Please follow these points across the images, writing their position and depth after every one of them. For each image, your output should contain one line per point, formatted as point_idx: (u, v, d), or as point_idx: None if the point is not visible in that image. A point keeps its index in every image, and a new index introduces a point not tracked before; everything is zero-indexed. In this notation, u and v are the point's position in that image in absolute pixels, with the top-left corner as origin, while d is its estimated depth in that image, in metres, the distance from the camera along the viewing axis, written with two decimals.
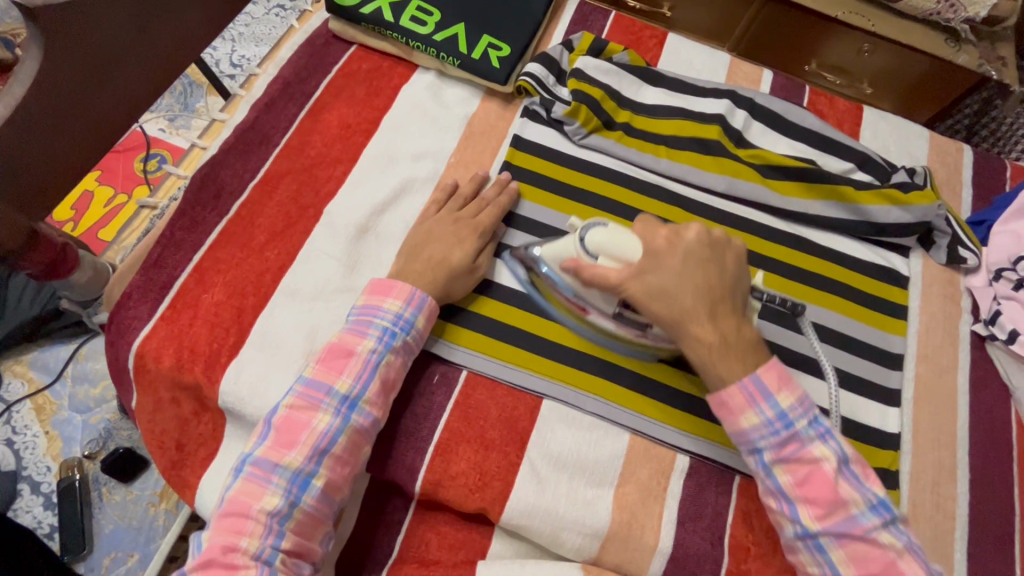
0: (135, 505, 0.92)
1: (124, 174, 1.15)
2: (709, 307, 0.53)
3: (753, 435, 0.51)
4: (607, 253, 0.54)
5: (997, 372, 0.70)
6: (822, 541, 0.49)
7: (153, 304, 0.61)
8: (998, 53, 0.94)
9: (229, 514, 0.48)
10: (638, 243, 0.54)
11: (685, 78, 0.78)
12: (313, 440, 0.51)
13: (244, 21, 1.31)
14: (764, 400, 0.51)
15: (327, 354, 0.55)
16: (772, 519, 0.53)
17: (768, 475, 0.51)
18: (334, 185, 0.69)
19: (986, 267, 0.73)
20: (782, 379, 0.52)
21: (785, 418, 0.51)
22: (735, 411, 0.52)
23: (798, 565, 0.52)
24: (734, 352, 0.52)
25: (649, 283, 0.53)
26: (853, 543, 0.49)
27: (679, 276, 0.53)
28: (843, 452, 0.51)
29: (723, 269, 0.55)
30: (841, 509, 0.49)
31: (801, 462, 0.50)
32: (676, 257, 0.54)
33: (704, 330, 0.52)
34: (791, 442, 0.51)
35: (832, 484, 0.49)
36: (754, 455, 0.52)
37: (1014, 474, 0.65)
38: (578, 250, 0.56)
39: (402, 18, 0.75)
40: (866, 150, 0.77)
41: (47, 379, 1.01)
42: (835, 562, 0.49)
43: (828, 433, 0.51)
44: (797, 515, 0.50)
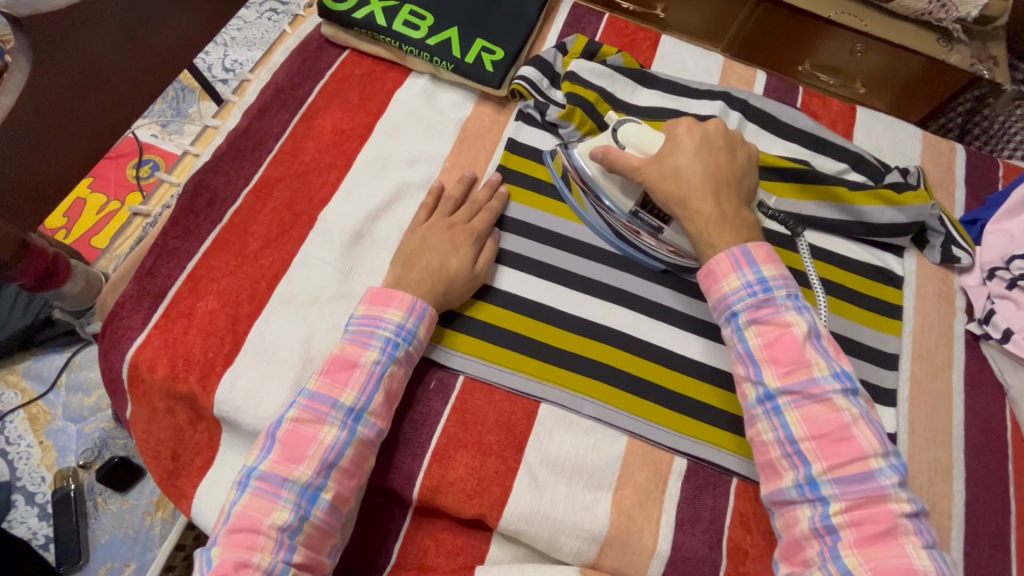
0: (131, 514, 0.92)
1: (117, 181, 1.15)
2: (713, 186, 0.60)
3: (731, 297, 0.56)
4: (634, 144, 0.63)
5: (992, 372, 0.70)
6: (781, 402, 0.52)
7: (146, 314, 0.61)
8: (989, 52, 0.96)
9: (239, 529, 0.48)
10: (663, 135, 0.63)
11: (678, 80, 0.78)
12: (321, 453, 0.51)
13: (236, 25, 1.30)
14: (747, 266, 0.56)
15: (330, 366, 0.54)
16: (738, 389, 0.56)
17: (741, 338, 0.55)
18: (329, 191, 0.69)
19: (979, 266, 0.73)
20: (770, 256, 0.57)
21: (763, 284, 0.55)
22: (719, 275, 0.57)
23: (753, 435, 0.54)
24: (729, 226, 0.59)
25: (664, 163, 0.61)
26: (809, 404, 0.51)
27: (692, 156, 0.60)
28: (816, 327, 0.54)
29: (733, 160, 0.62)
30: (803, 370, 0.52)
31: (773, 326, 0.54)
32: (693, 141, 0.61)
33: (703, 204, 0.59)
34: (767, 306, 0.55)
35: (799, 345, 0.52)
36: (731, 321, 0.57)
37: (1009, 471, 0.65)
38: (610, 141, 0.65)
39: (395, 23, 0.75)
40: (859, 151, 0.77)
41: (41, 388, 1.00)
42: (789, 423, 0.51)
43: (804, 306, 0.55)
44: (761, 376, 0.53)
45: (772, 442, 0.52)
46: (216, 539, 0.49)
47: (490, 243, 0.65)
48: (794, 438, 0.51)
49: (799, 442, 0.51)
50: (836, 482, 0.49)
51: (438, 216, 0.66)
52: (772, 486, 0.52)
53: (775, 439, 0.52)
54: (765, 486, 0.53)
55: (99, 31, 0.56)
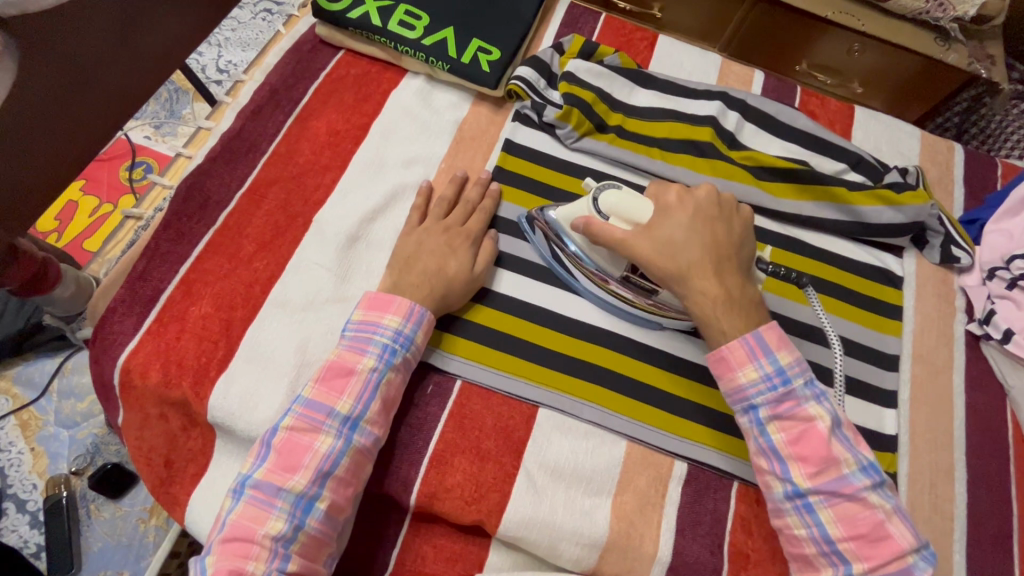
0: (124, 521, 0.91)
1: (109, 183, 1.13)
2: (714, 263, 0.55)
3: (751, 390, 0.53)
4: (619, 215, 0.57)
5: (993, 372, 0.69)
6: (813, 501, 0.50)
7: (138, 319, 0.60)
8: (986, 52, 0.96)
9: (232, 538, 0.47)
10: (651, 204, 0.58)
11: (675, 80, 0.78)
12: (317, 462, 0.50)
13: (230, 25, 1.29)
14: (764, 356, 0.53)
15: (326, 373, 0.54)
16: (762, 480, 0.54)
17: (762, 433, 0.53)
18: (323, 193, 0.68)
19: (979, 266, 0.73)
20: (783, 340, 0.54)
21: (783, 376, 0.52)
22: (735, 366, 0.54)
23: (784, 529, 0.52)
24: (736, 308, 0.54)
25: (658, 238, 0.56)
26: (842, 503, 0.50)
27: (687, 231, 0.56)
28: (836, 414, 0.53)
29: (731, 229, 0.58)
30: (832, 468, 0.50)
31: (795, 421, 0.52)
32: (686, 213, 0.57)
33: (706, 284, 0.55)
34: (788, 399, 0.52)
35: (825, 442, 0.51)
36: (749, 412, 0.54)
37: (1011, 473, 0.65)
38: (591, 210, 0.59)
39: (390, 22, 0.74)
40: (857, 151, 0.77)
41: (32, 394, 0.99)
42: (824, 522, 0.50)
43: (823, 394, 0.53)
44: (789, 475, 0.51)
45: (806, 540, 0.51)
46: (210, 549, 0.48)
47: (489, 244, 0.64)
48: (830, 539, 0.49)
49: (836, 543, 0.49)
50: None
51: (434, 218, 0.65)
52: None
53: (810, 537, 0.50)
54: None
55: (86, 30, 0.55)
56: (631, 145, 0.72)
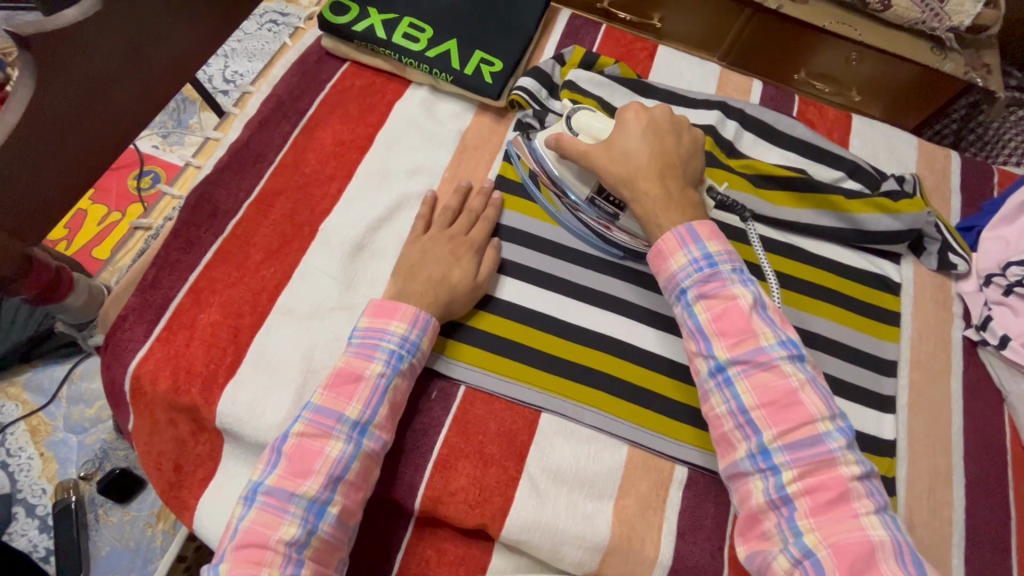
0: (132, 526, 0.92)
1: (118, 193, 1.15)
2: (660, 167, 0.61)
3: (680, 274, 0.57)
4: (587, 131, 0.65)
5: (991, 377, 0.70)
6: (732, 373, 0.53)
7: (148, 326, 0.61)
8: (983, 61, 0.97)
9: (246, 545, 0.48)
10: (613, 121, 0.65)
11: (675, 90, 0.79)
12: (328, 467, 0.51)
13: (236, 36, 1.31)
14: (693, 243, 0.57)
15: (336, 379, 0.55)
16: (692, 366, 0.57)
17: (690, 315, 0.56)
18: (330, 203, 0.69)
19: (976, 273, 0.74)
20: (714, 232, 0.58)
21: (709, 259, 0.56)
22: (666, 254, 0.58)
23: (708, 410, 0.54)
24: (675, 207, 0.59)
25: (612, 147, 0.62)
26: (758, 373, 0.52)
27: (638, 139, 0.62)
28: (761, 298, 0.55)
29: (679, 142, 0.63)
30: (751, 340, 0.53)
31: (720, 299, 0.55)
32: (640, 125, 0.63)
33: (649, 184, 0.60)
34: (713, 280, 0.56)
35: (745, 316, 0.53)
36: (680, 298, 0.57)
37: (1008, 477, 0.65)
38: (565, 129, 0.67)
39: (395, 35, 0.75)
40: (855, 159, 0.77)
41: (42, 400, 1.00)
42: (741, 393, 0.52)
43: (748, 279, 0.56)
44: (711, 350, 0.54)
45: (725, 415, 0.53)
46: (223, 556, 0.48)
47: (493, 253, 0.65)
48: (746, 409, 0.52)
49: (751, 411, 0.51)
50: (787, 450, 0.49)
51: (438, 227, 0.66)
52: (728, 460, 0.53)
53: (728, 410, 0.52)
54: (722, 461, 0.53)
55: (98, 46, 0.56)
56: None
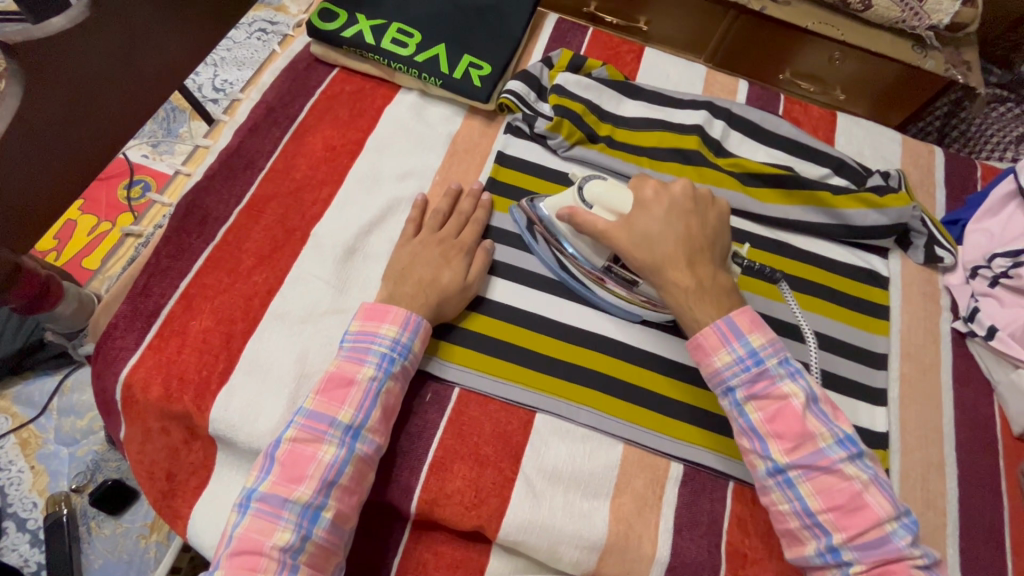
0: (125, 538, 0.90)
1: (107, 203, 1.14)
2: (687, 254, 0.58)
3: (726, 372, 0.55)
4: (602, 204, 0.60)
5: (979, 368, 0.71)
6: (792, 475, 0.52)
7: (139, 334, 0.61)
8: (962, 58, 0.99)
9: (240, 552, 0.48)
10: (631, 196, 0.60)
11: (662, 91, 0.80)
12: (321, 472, 0.51)
13: (225, 45, 1.31)
14: (737, 339, 0.55)
15: (327, 384, 0.55)
16: (745, 460, 0.55)
17: (741, 413, 0.55)
18: (320, 208, 0.69)
19: (962, 265, 0.75)
20: (755, 323, 0.56)
21: (755, 357, 0.54)
22: (710, 351, 0.56)
23: (769, 505, 0.54)
24: (708, 297, 0.57)
25: (636, 232, 0.58)
26: (820, 476, 0.51)
27: (662, 222, 0.58)
28: (812, 391, 0.54)
29: (705, 221, 0.60)
30: (808, 442, 0.52)
31: (771, 399, 0.54)
32: (662, 206, 0.59)
33: (681, 275, 0.57)
34: (762, 378, 0.54)
35: (800, 418, 0.52)
36: (727, 394, 0.56)
37: (1000, 466, 0.66)
38: (576, 200, 0.62)
39: (384, 41, 0.76)
40: (841, 156, 0.79)
41: (32, 413, 0.99)
42: (804, 496, 0.51)
43: (798, 372, 0.54)
44: (768, 452, 0.53)
45: (789, 514, 0.52)
46: (218, 564, 0.48)
47: (484, 254, 0.65)
48: (811, 512, 0.51)
49: (816, 515, 0.51)
50: (858, 551, 0.49)
51: (428, 230, 0.66)
52: (795, 553, 0.53)
53: (793, 511, 0.52)
54: (790, 552, 0.53)
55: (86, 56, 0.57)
56: (625, 156, 0.74)
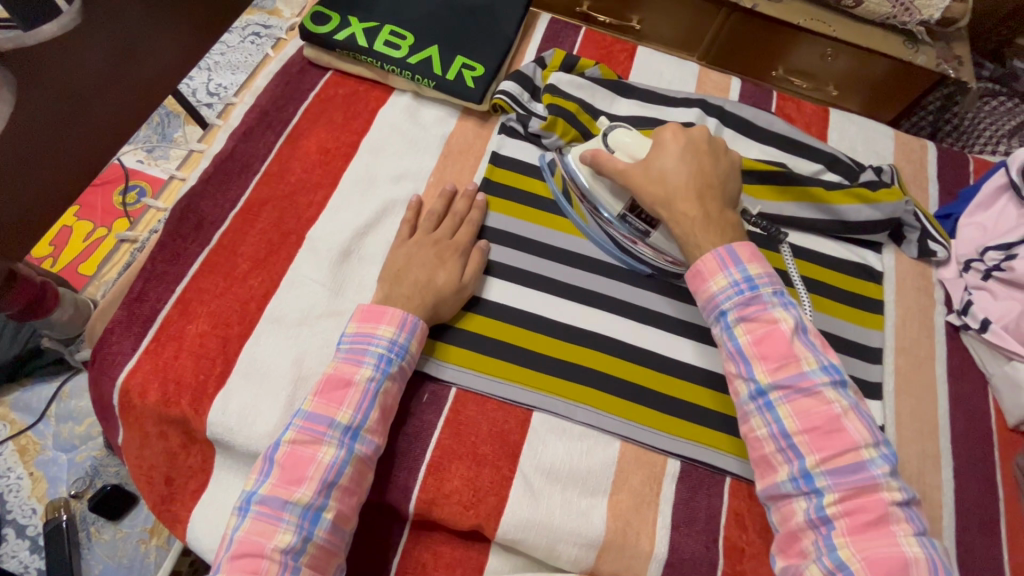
0: (125, 543, 0.90)
1: (103, 208, 1.14)
2: (697, 189, 0.62)
3: (719, 296, 0.57)
4: (625, 150, 0.65)
5: (973, 360, 0.71)
6: (773, 398, 0.53)
7: (136, 339, 0.61)
8: (954, 53, 0.99)
9: (242, 555, 0.48)
10: (651, 141, 0.65)
11: (655, 89, 0.80)
12: (320, 473, 0.51)
13: (219, 50, 1.31)
14: (733, 265, 0.57)
15: (325, 386, 0.55)
16: (731, 387, 0.57)
17: (731, 336, 0.56)
18: (315, 211, 0.69)
19: (955, 259, 0.75)
20: (754, 254, 0.58)
21: (750, 282, 0.57)
22: (706, 275, 0.58)
23: (748, 432, 0.55)
24: (714, 228, 0.60)
25: (651, 168, 0.63)
26: (801, 399, 0.53)
27: (676, 159, 0.63)
28: (802, 322, 0.56)
29: (718, 163, 0.64)
30: (793, 364, 0.53)
31: (761, 323, 0.55)
32: (678, 145, 0.64)
33: (689, 205, 0.61)
34: (754, 303, 0.56)
35: (788, 341, 0.54)
36: (720, 319, 0.58)
37: (995, 458, 0.66)
38: (601, 146, 0.68)
39: (376, 43, 0.76)
40: (833, 152, 0.79)
41: (30, 419, 0.99)
42: (782, 418, 0.53)
43: (790, 302, 0.56)
44: (752, 373, 0.54)
45: (766, 438, 0.53)
46: (220, 567, 0.48)
47: (480, 255, 0.66)
48: (787, 434, 0.52)
49: (792, 437, 0.52)
50: (830, 475, 0.50)
51: (423, 232, 0.66)
52: (768, 481, 0.53)
53: (769, 435, 0.53)
54: (761, 482, 0.54)
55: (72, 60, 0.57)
56: None
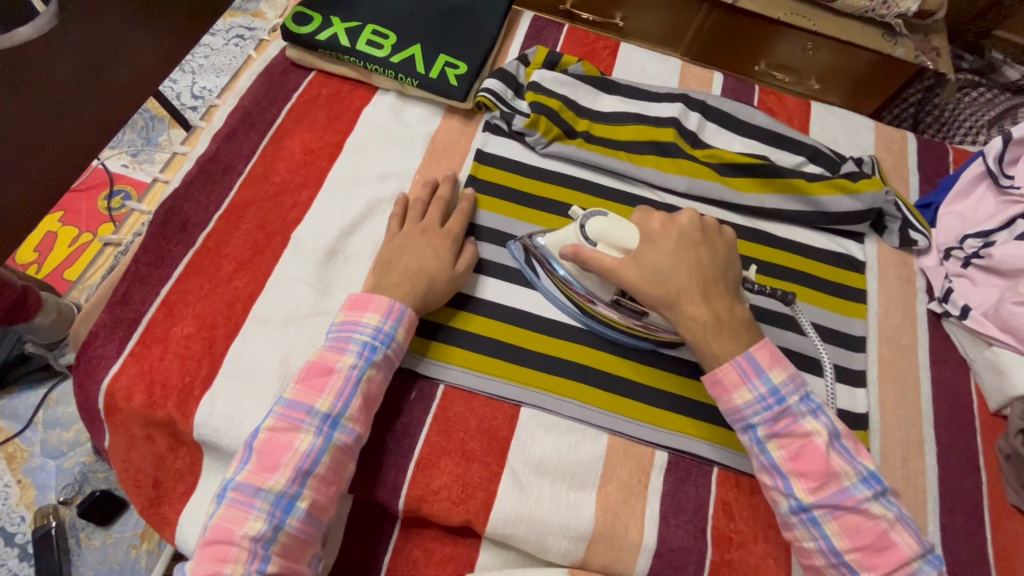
0: (115, 549, 0.90)
1: (88, 214, 1.13)
2: (701, 288, 0.57)
3: (747, 411, 0.55)
4: (607, 241, 0.59)
5: (955, 347, 0.72)
6: (817, 514, 0.52)
7: (120, 342, 0.61)
8: (932, 45, 1.01)
9: (214, 541, 0.48)
10: (636, 231, 0.59)
11: (638, 85, 0.81)
12: (296, 461, 0.51)
13: (203, 53, 1.31)
14: (758, 377, 0.55)
15: (307, 373, 0.55)
16: (767, 497, 0.55)
17: (762, 451, 0.55)
18: (300, 211, 0.69)
19: (936, 248, 0.76)
20: (775, 358, 0.56)
21: (777, 394, 0.54)
22: (730, 388, 0.55)
23: (793, 542, 0.54)
24: (726, 331, 0.56)
25: (646, 266, 0.57)
26: (845, 514, 0.51)
27: (671, 256, 0.58)
28: (834, 427, 0.54)
29: (714, 252, 0.59)
30: (833, 481, 0.52)
31: (793, 437, 0.54)
32: (670, 239, 0.58)
33: (697, 309, 0.56)
34: (784, 416, 0.54)
35: (824, 456, 0.52)
36: (748, 432, 0.55)
37: (978, 443, 0.67)
38: (579, 237, 0.61)
39: (359, 43, 0.76)
40: (815, 144, 0.80)
41: (17, 426, 0.98)
42: (829, 535, 0.51)
43: (819, 409, 0.54)
44: (791, 490, 0.53)
45: (815, 552, 0.52)
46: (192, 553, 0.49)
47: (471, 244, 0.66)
48: (837, 551, 0.51)
49: (843, 554, 0.51)
50: None
51: (413, 222, 0.66)
52: None
53: (818, 549, 0.52)
54: None
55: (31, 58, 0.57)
56: (603, 151, 0.75)
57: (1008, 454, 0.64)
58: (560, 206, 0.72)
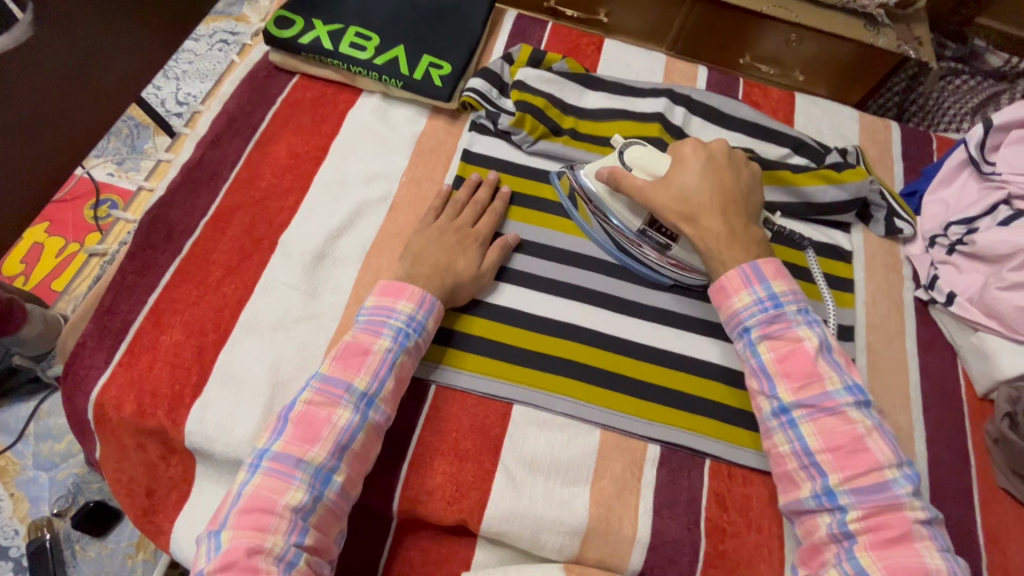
0: (111, 559, 0.90)
1: (74, 224, 1.13)
2: (722, 204, 0.62)
3: (744, 313, 0.59)
4: (641, 166, 0.65)
5: (942, 333, 0.73)
6: (795, 415, 0.55)
7: (109, 352, 0.61)
8: (914, 34, 1.02)
9: (251, 511, 0.48)
10: (669, 156, 0.65)
11: (623, 81, 0.81)
12: (335, 435, 0.51)
13: (187, 58, 1.30)
14: (758, 283, 0.59)
15: (343, 352, 0.55)
16: (753, 404, 0.58)
17: (753, 353, 0.58)
18: (287, 216, 0.69)
19: (921, 236, 0.77)
20: (779, 272, 0.60)
21: (775, 299, 0.58)
22: (731, 292, 0.60)
23: (770, 447, 0.56)
24: (738, 245, 0.61)
25: (673, 185, 0.63)
26: (823, 417, 0.54)
27: (697, 175, 0.63)
28: (827, 340, 0.57)
29: (739, 178, 0.64)
30: (817, 384, 0.55)
31: (785, 341, 0.57)
32: (698, 160, 0.64)
33: (714, 223, 0.62)
34: (779, 321, 0.58)
35: (811, 360, 0.55)
36: (744, 336, 0.59)
37: (966, 427, 0.68)
38: (617, 162, 0.67)
39: (342, 45, 0.76)
40: (799, 135, 0.80)
41: (8, 440, 0.98)
42: (805, 436, 0.54)
43: (814, 321, 0.58)
44: (775, 391, 0.56)
45: (789, 454, 0.55)
46: (225, 523, 0.48)
47: (500, 241, 0.67)
48: (810, 451, 0.53)
49: (814, 454, 0.53)
50: (853, 493, 0.51)
51: (447, 217, 0.67)
52: (791, 497, 0.55)
53: (792, 451, 0.54)
54: (784, 497, 0.55)
55: (9, 67, 0.57)
56: (591, 147, 0.75)
57: (995, 438, 0.65)
58: (547, 204, 0.73)
